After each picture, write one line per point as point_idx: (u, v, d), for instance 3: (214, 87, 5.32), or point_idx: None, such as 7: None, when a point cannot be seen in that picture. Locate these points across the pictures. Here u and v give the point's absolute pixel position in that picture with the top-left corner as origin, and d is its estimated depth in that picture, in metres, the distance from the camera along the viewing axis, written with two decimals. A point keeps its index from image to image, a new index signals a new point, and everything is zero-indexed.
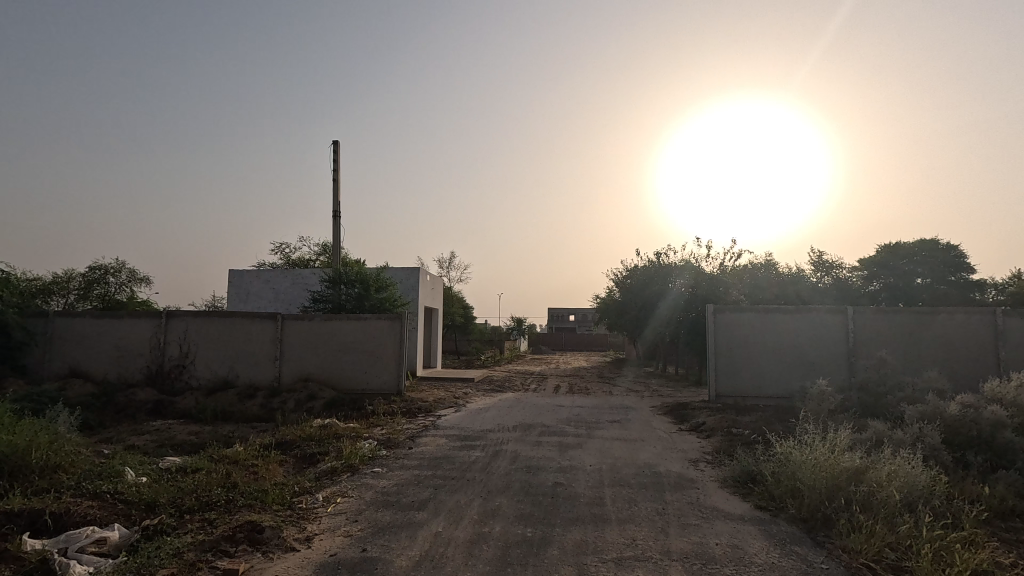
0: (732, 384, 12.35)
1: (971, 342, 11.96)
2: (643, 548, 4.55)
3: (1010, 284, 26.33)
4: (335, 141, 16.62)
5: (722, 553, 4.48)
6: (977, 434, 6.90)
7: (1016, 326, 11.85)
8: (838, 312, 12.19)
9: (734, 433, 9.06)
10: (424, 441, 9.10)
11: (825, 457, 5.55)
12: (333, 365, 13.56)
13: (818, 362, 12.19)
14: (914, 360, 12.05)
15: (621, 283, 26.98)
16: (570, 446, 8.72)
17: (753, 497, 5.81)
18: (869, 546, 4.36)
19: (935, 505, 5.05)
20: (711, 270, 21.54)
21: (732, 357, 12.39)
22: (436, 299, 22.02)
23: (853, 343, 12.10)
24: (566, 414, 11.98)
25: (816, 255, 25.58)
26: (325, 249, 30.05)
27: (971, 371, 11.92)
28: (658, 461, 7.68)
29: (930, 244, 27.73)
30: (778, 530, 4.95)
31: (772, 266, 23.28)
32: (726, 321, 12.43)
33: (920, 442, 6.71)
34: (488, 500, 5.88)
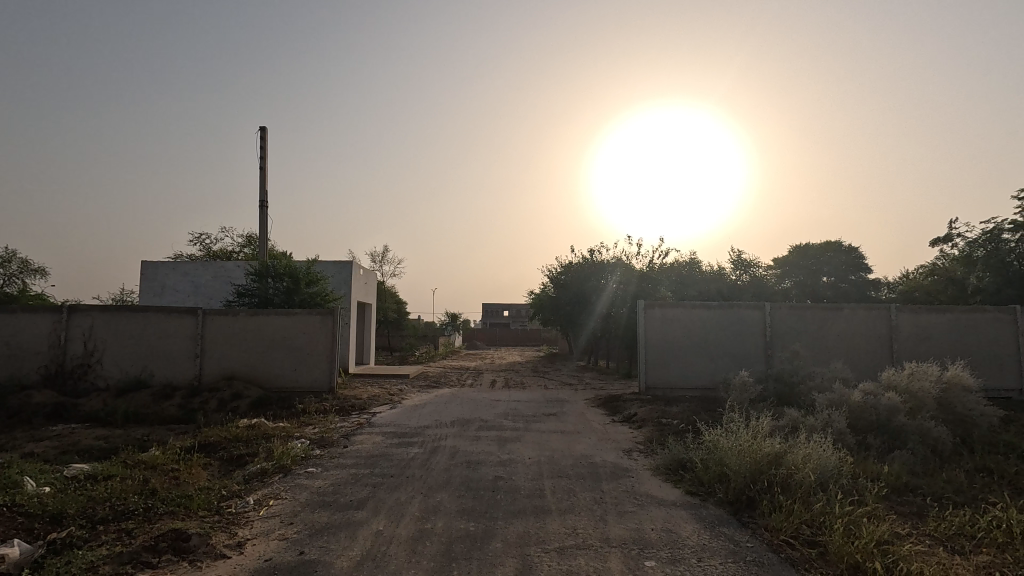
0: (661, 376, 12.90)
1: (870, 336, 13.15)
2: (583, 537, 4.68)
3: (901, 283, 29.12)
4: (263, 127, 15.76)
5: (657, 537, 4.68)
6: (877, 418, 7.61)
7: (906, 322, 13.16)
8: (756, 308, 13.03)
9: (664, 423, 9.47)
10: (359, 439, 8.88)
11: (749, 443, 5.93)
12: (259, 362, 12.92)
13: (739, 355, 12.97)
14: (823, 353, 13.09)
15: (554, 279, 27.35)
16: (508, 439, 8.80)
17: (684, 483, 6.12)
18: (788, 524, 4.70)
19: (844, 484, 5.53)
20: (642, 268, 22.81)
21: (662, 351, 12.93)
22: (369, 294, 21.48)
23: (770, 336, 12.98)
24: (503, 408, 12.05)
25: (736, 254, 27.19)
26: (249, 240, 28.50)
27: (871, 362, 13.10)
28: (594, 452, 7.91)
29: (835, 246, 30.39)
30: (708, 514, 5.24)
31: (697, 263, 24.52)
32: (656, 317, 12.96)
33: (830, 427, 7.31)
34: (429, 496, 5.82)
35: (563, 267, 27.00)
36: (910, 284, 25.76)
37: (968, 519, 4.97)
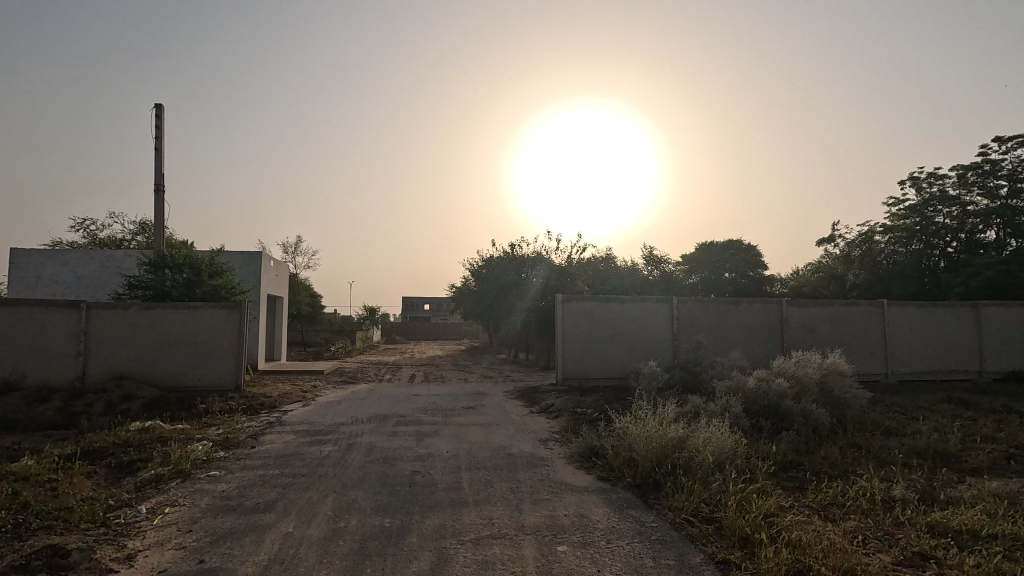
0: (577, 367, 13.32)
1: (764, 327, 14.32)
2: (499, 526, 4.75)
3: (792, 278, 31.82)
4: (159, 105, 14.46)
5: (570, 522, 4.86)
6: (768, 403, 8.32)
7: (795, 314, 14.46)
8: (665, 302, 13.77)
9: (579, 413, 9.80)
10: (268, 438, 8.46)
11: (655, 429, 6.28)
12: (154, 359, 11.93)
13: (649, 345, 13.66)
14: (724, 343, 14.08)
15: (476, 272, 27.41)
16: (426, 434, 8.73)
17: (596, 469, 6.38)
18: (689, 503, 5.04)
19: (738, 463, 6.01)
20: (560, 262, 23.40)
21: (578, 343, 13.35)
22: (281, 287, 20.42)
23: (677, 328, 13.79)
24: (421, 403, 11.93)
25: (649, 251, 28.48)
26: (143, 227, 26.14)
27: (765, 351, 14.28)
28: (512, 443, 8.05)
29: (736, 245, 32.79)
30: (618, 497, 5.51)
31: (612, 258, 25.50)
32: (574, 310, 13.35)
33: (727, 412, 7.91)
34: (343, 494, 5.67)
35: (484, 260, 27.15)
36: (799, 280, 28.32)
37: (840, 490, 5.57)
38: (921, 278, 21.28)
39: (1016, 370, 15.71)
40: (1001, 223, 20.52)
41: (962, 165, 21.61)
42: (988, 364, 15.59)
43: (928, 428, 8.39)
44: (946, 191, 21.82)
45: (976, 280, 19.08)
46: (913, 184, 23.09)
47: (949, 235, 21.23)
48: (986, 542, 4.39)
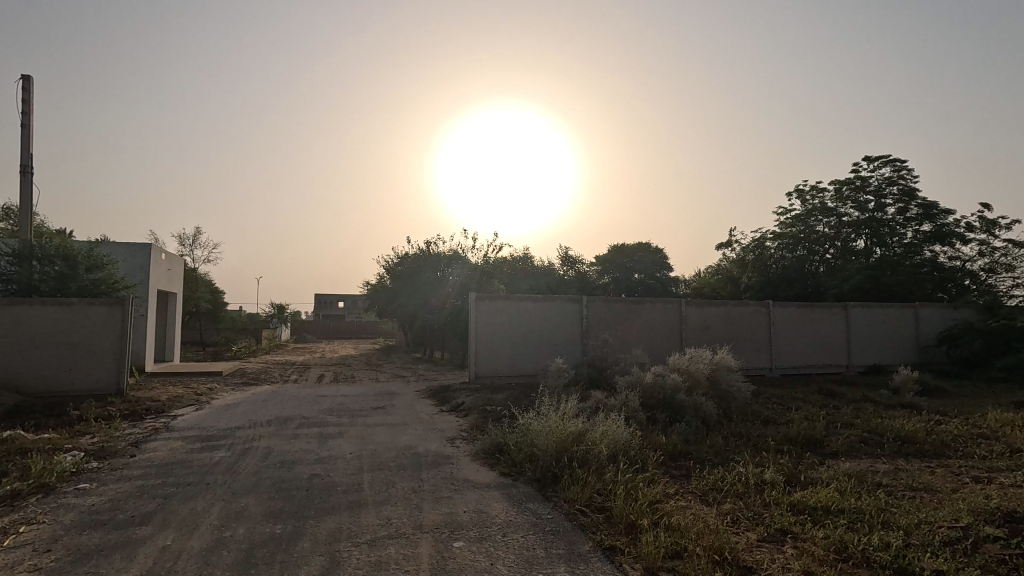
0: (489, 364, 13.46)
1: (665, 325, 15.21)
2: (396, 526, 4.73)
3: (694, 279, 34.12)
4: (26, 76, 12.89)
5: (468, 518, 4.93)
6: (663, 397, 8.87)
7: (693, 314, 15.50)
8: (575, 301, 14.26)
9: (487, 410, 9.93)
10: (152, 446, 7.84)
11: (556, 424, 6.50)
12: (17, 361, 10.65)
13: (559, 343, 14.07)
14: (629, 340, 14.81)
15: (391, 269, 26.93)
16: (329, 436, 8.47)
17: (499, 465, 6.51)
18: (583, 494, 5.28)
19: (631, 454, 6.37)
20: (477, 261, 23.48)
21: (491, 341, 13.47)
22: (174, 282, 18.89)
23: (586, 326, 14.32)
24: (328, 404, 11.54)
25: (564, 251, 29.33)
26: (8, 212, 23.18)
27: (666, 347, 15.17)
28: (418, 442, 8.00)
29: (644, 247, 34.64)
30: (517, 492, 5.65)
31: (528, 258, 25.97)
32: (486, 308, 13.44)
33: (625, 406, 8.34)
34: (232, 502, 5.39)
35: (399, 257, 26.73)
36: (700, 281, 30.32)
37: (720, 475, 6.07)
38: (804, 280, 23.45)
39: (876, 363, 17.80)
40: (869, 233, 23.16)
41: (839, 181, 24.14)
42: (854, 358, 17.52)
43: (800, 417, 9.30)
44: (825, 202, 24.27)
45: (848, 284, 21.37)
46: (798, 196, 25.46)
47: (827, 243, 23.71)
48: (836, 516, 4.96)
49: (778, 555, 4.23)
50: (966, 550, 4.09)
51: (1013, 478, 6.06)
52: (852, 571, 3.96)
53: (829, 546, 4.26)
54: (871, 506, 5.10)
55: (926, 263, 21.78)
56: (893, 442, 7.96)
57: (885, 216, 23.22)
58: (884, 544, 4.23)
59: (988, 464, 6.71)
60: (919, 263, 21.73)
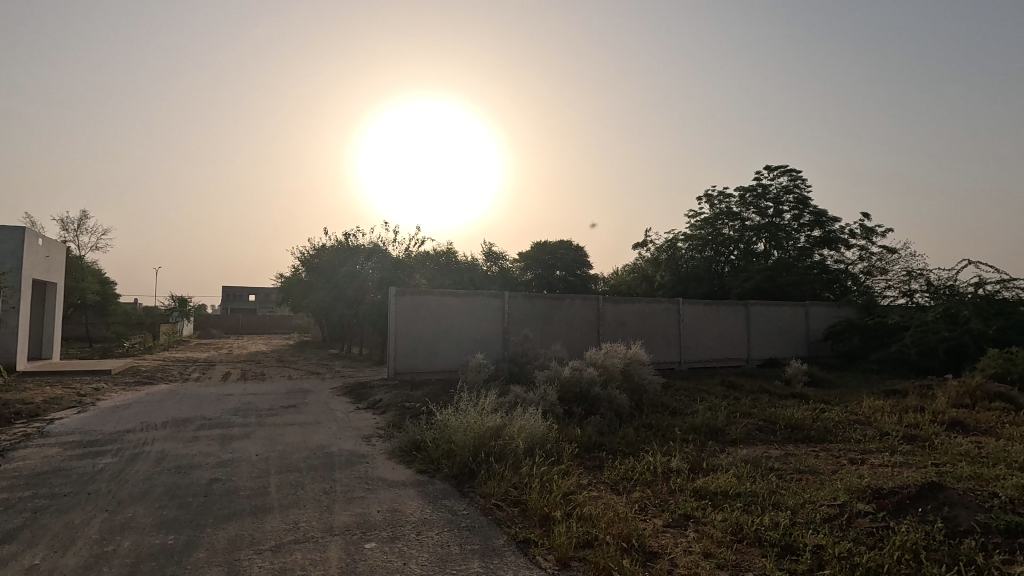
0: (409, 360, 13.21)
1: (583, 321, 15.64)
2: (304, 530, 4.52)
3: (612, 277, 35.34)
4: None
5: (382, 518, 4.80)
6: (580, 390, 9.12)
7: (610, 310, 16.06)
8: (497, 297, 14.34)
9: (405, 407, 9.75)
10: (22, 454, 6.97)
11: (474, 419, 6.47)
12: None
13: (480, 339, 14.08)
14: (549, 335, 15.09)
15: (307, 261, 25.79)
16: (234, 437, 7.95)
17: (416, 463, 6.41)
18: (499, 488, 5.30)
19: (548, 447, 6.47)
20: (398, 255, 22.99)
21: (411, 336, 13.23)
22: (54, 271, 16.94)
23: (507, 321, 14.42)
24: (233, 403, 10.83)
25: (487, 247, 29.38)
26: None
27: (583, 343, 15.60)
28: (331, 442, 7.69)
29: (566, 245, 35.42)
30: (433, 489, 5.59)
31: (451, 252, 25.77)
32: (406, 304, 13.17)
33: (543, 400, 8.48)
34: (117, 513, 4.90)
35: (316, 249, 25.65)
36: (617, 279, 31.50)
37: (630, 465, 6.32)
38: (711, 280, 24.97)
39: (772, 357, 19.30)
40: (768, 237, 25.03)
41: (743, 187, 25.92)
42: (753, 352, 18.91)
43: (704, 408, 9.89)
44: (731, 207, 25.97)
45: (749, 284, 23.01)
46: (707, 201, 27.06)
47: (732, 245, 25.38)
48: (733, 499, 5.31)
49: (681, 538, 4.47)
50: (842, 526, 4.51)
51: (882, 459, 6.77)
52: (745, 550, 4.26)
53: (726, 528, 4.56)
54: (763, 488, 5.51)
55: (815, 266, 23.90)
56: (784, 430, 8.66)
57: (782, 221, 25.21)
58: (774, 524, 4.58)
59: (862, 447, 7.45)
60: (810, 265, 23.77)
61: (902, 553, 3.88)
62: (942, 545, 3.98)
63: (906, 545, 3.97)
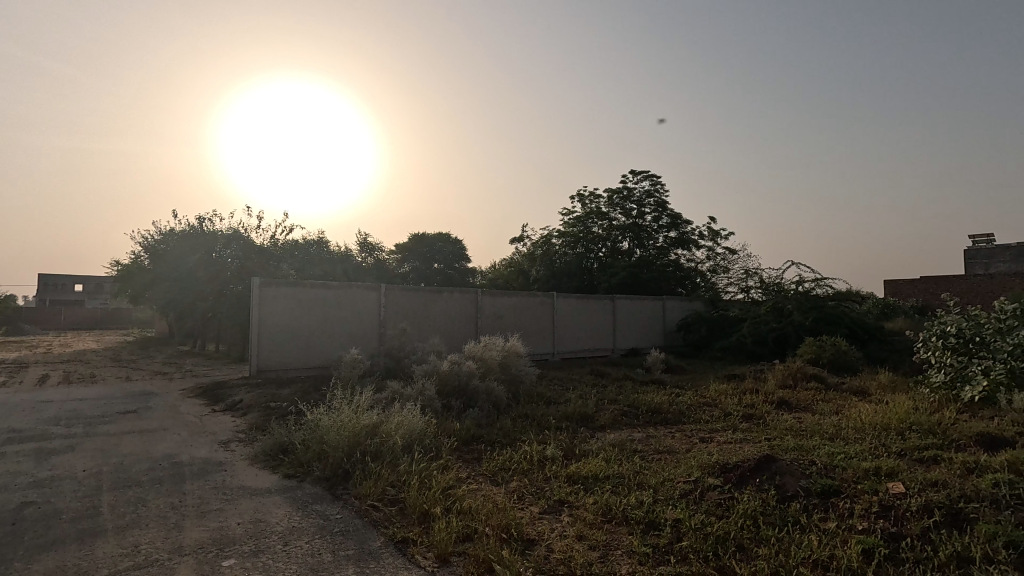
0: (275, 357, 12.24)
1: (461, 314, 15.65)
2: (147, 553, 3.96)
3: (489, 271, 35.78)
4: None
5: (242, 531, 4.37)
6: (458, 384, 9.10)
7: (487, 303, 16.25)
8: (373, 290, 13.81)
9: (270, 407, 9.02)
10: None
11: (349, 418, 6.14)
12: None
13: (355, 333, 13.47)
14: (427, 329, 14.87)
15: (151, 248, 22.83)
16: (54, 451, 6.75)
17: (282, 467, 5.94)
18: (376, 488, 5.10)
19: (426, 443, 6.34)
20: (262, 243, 21.22)
21: (277, 331, 12.26)
22: None
23: (383, 315, 13.96)
24: (53, 411, 9.23)
25: (363, 237, 28.22)
26: None
27: (461, 336, 15.61)
28: (181, 450, 6.86)
29: (445, 238, 35.17)
30: (303, 494, 5.22)
31: (322, 242, 24.37)
32: (272, 297, 12.18)
33: (421, 395, 8.34)
34: None
35: (163, 234, 22.80)
36: (494, 273, 32.00)
37: (508, 456, 6.44)
38: (581, 275, 26.33)
39: (634, 347, 20.87)
40: (632, 236, 26.99)
41: (611, 189, 27.67)
42: (618, 342, 20.29)
43: (576, 396, 10.40)
44: (600, 207, 27.58)
45: (615, 279, 24.66)
46: (579, 200, 28.44)
47: (600, 243, 26.98)
48: (603, 482, 5.64)
49: (557, 524, 4.64)
50: (696, 499, 4.99)
51: (726, 436, 7.62)
52: (614, 529, 4.53)
53: (597, 510, 4.82)
54: (629, 470, 5.92)
55: (671, 264, 26.27)
56: (646, 414, 9.40)
57: (644, 222, 27.32)
58: (639, 502, 4.93)
59: (710, 426, 8.35)
60: (667, 264, 26.08)
61: (745, 520, 4.39)
62: (774, 509, 4.57)
63: (747, 513, 4.50)
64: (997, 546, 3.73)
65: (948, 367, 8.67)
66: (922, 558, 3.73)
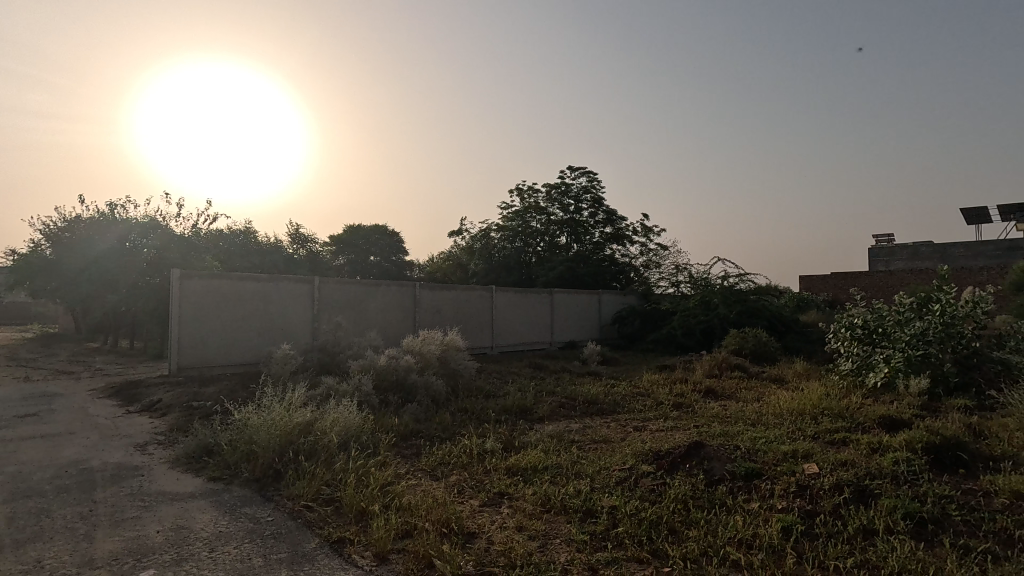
0: (198, 354, 11.54)
1: (399, 308, 15.37)
2: (51, 569, 3.63)
3: (427, 264, 35.33)
4: None
5: (163, 539, 4.10)
6: (396, 379, 8.94)
7: (426, 297, 16.05)
8: (306, 282, 13.30)
9: (193, 407, 8.50)
10: None
11: (280, 416, 5.89)
12: None
13: (286, 327, 12.93)
14: (363, 323, 14.49)
15: (54, 236, 20.88)
16: None
17: (207, 470, 5.62)
18: (310, 488, 4.92)
19: (362, 440, 6.19)
20: (183, 233, 19.90)
21: (200, 326, 11.56)
22: None
23: (317, 309, 13.48)
24: None
25: (294, 228, 27.09)
26: None
27: (399, 330, 15.34)
28: (91, 455, 6.34)
29: (381, 230, 34.37)
30: (230, 497, 4.96)
31: (250, 232, 23.19)
32: (194, 290, 11.47)
33: (358, 391, 8.13)
34: None
35: (68, 221, 20.91)
36: (432, 266, 31.64)
37: (447, 450, 6.40)
38: (520, 269, 26.53)
39: (571, 339, 21.28)
40: (569, 231, 27.45)
41: (549, 184, 28.01)
42: (556, 335, 20.62)
43: (514, 389, 10.49)
44: (538, 202, 27.87)
45: (553, 273, 25.04)
46: (518, 194, 28.59)
47: (539, 237, 27.27)
48: (541, 472, 5.72)
49: (497, 516, 4.66)
50: (631, 486, 5.17)
51: (658, 424, 7.93)
52: (553, 519, 4.61)
53: (536, 501, 4.88)
54: (567, 460, 6.05)
55: (607, 259, 26.97)
56: (583, 405, 9.62)
57: (581, 218, 27.87)
58: (576, 491, 5.04)
59: (643, 415, 8.66)
60: (602, 258, 26.76)
61: (676, 504, 4.59)
62: (703, 493, 4.81)
63: (678, 497, 4.70)
64: (897, 517, 4.10)
65: (855, 356, 9.44)
66: (833, 532, 4.04)
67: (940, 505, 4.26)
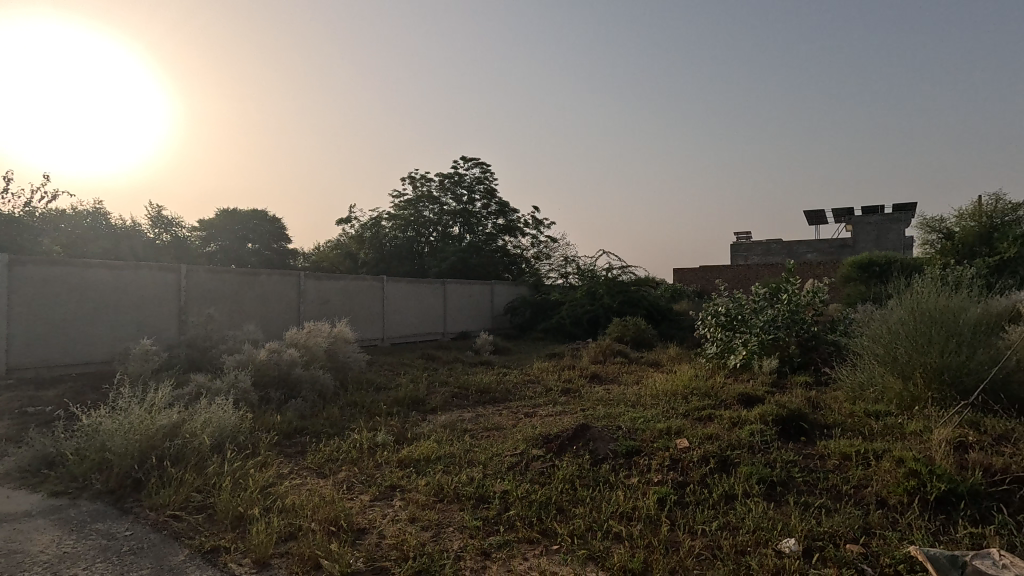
0: (34, 353, 9.97)
1: (281, 299, 14.42)
2: None
3: (312, 253, 33.45)
4: None
5: None
6: (278, 374, 8.39)
7: (311, 288, 15.21)
8: (171, 271, 12.02)
9: (28, 413, 7.34)
10: None
11: (140, 419, 5.27)
12: None
13: (147, 321, 11.59)
14: (239, 315, 13.40)
15: None
16: None
17: (47, 484, 4.89)
18: (177, 496, 4.47)
19: (239, 440, 5.74)
20: (11, 211, 16.98)
21: (36, 320, 9.98)
22: None
23: (185, 300, 12.24)
24: None
25: (157, 210, 24.21)
26: None
27: (281, 322, 14.39)
28: None
29: (261, 216, 31.91)
30: (77, 513, 4.36)
31: (101, 213, 20.40)
32: (28, 279, 9.88)
33: (234, 388, 7.52)
34: None
35: None
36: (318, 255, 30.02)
37: (335, 446, 6.15)
38: (412, 258, 26.05)
39: (463, 330, 21.33)
40: (462, 222, 27.41)
41: (442, 174, 27.76)
42: (448, 326, 20.55)
43: (406, 381, 10.32)
44: (431, 191, 27.51)
45: (446, 264, 24.89)
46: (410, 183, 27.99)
47: (432, 227, 26.95)
48: (434, 463, 5.69)
49: (388, 509, 4.57)
50: (522, 470, 5.32)
51: (547, 409, 8.23)
52: (446, 508, 4.61)
53: (429, 491, 4.85)
54: (460, 449, 6.07)
55: (499, 250, 27.35)
56: (476, 394, 9.71)
57: (474, 209, 27.95)
58: (469, 479, 5.08)
59: (534, 402, 8.93)
60: (495, 249, 27.07)
61: (564, 484, 4.80)
62: (589, 472, 5.08)
63: (566, 478, 4.92)
64: (752, 482, 4.63)
65: (719, 341, 10.48)
66: (701, 499, 4.47)
67: (786, 468, 4.87)
